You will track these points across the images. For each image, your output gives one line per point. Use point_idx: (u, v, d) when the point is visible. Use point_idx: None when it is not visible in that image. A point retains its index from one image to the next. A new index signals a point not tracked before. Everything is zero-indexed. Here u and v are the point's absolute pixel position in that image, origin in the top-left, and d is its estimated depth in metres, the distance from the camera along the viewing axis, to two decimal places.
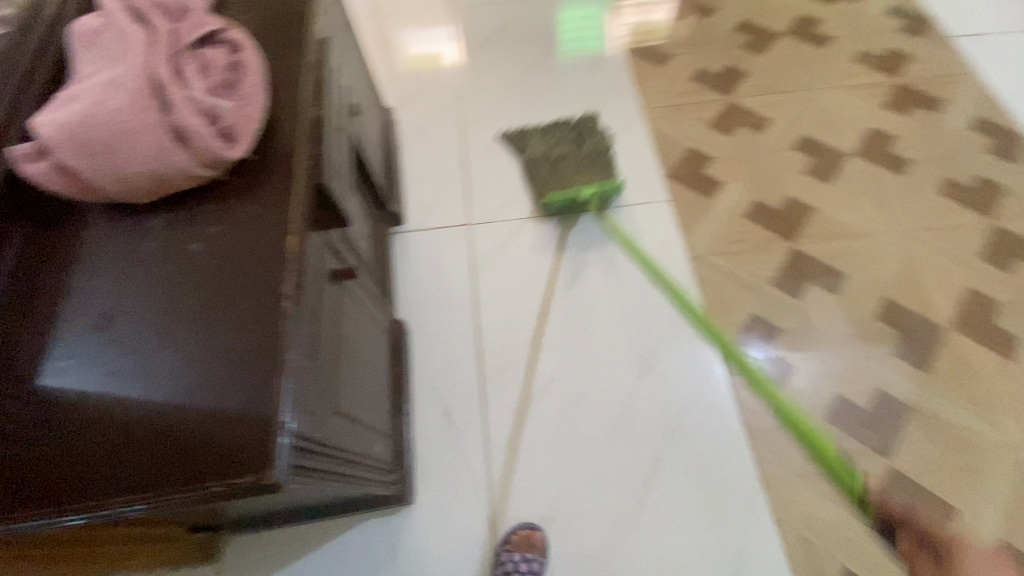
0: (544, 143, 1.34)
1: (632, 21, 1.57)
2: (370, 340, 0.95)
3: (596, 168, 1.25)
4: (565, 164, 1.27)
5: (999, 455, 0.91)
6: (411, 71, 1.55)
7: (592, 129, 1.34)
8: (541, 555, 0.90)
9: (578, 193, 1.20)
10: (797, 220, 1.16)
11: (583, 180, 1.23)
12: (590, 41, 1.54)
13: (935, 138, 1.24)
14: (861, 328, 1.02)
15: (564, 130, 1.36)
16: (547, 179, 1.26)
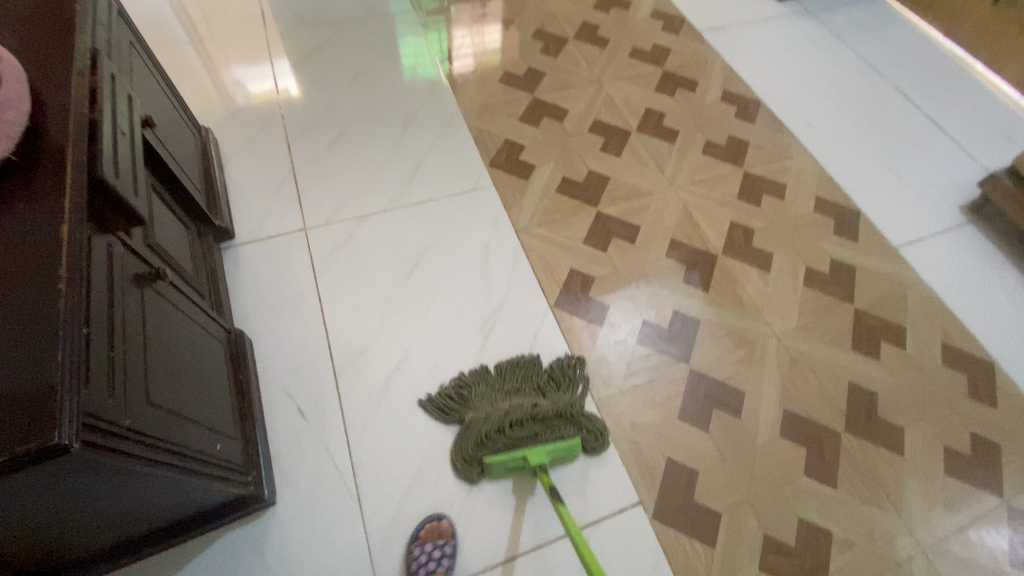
0: (496, 393, 1.12)
1: (468, 45, 1.82)
2: (205, 348, 0.96)
3: (554, 450, 1.03)
4: (517, 434, 1.04)
5: (768, 341, 1.26)
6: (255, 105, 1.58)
7: (559, 393, 1.12)
8: (451, 538, 0.98)
9: (525, 453, 1.01)
10: (598, 188, 1.50)
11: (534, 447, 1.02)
12: (426, 67, 1.74)
13: (696, 112, 1.71)
14: (644, 264, 1.36)
15: (531, 376, 1.15)
16: (491, 436, 1.04)
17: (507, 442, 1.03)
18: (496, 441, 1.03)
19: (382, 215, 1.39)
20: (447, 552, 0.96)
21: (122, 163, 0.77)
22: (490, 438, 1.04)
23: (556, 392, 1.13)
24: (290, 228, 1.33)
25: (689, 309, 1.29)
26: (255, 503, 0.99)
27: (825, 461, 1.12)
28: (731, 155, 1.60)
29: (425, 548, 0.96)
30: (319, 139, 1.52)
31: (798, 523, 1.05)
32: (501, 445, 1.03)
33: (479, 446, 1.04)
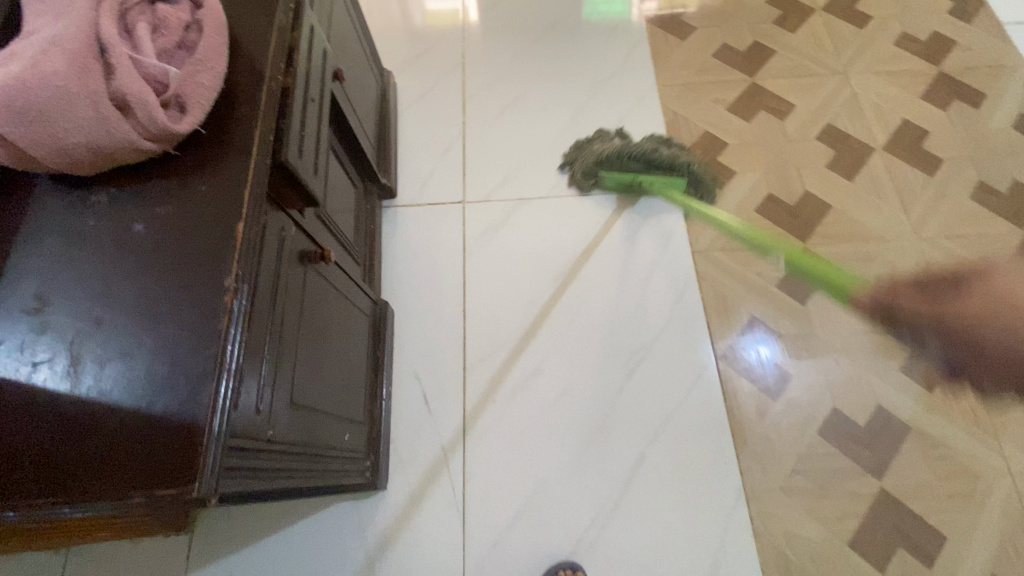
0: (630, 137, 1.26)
1: None
2: (351, 328, 0.93)
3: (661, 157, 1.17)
4: (634, 162, 1.19)
5: (1002, 481, 0.95)
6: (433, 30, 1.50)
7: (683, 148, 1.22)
8: None
9: (635, 176, 1.18)
10: (811, 218, 1.20)
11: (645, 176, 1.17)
12: (615, 6, 1.52)
13: (973, 138, 1.28)
14: (849, 331, 1.08)
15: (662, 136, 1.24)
16: (610, 154, 1.20)
17: (622, 164, 1.19)
18: (613, 162, 1.20)
19: (546, 198, 1.25)
20: None
21: (306, 137, 0.70)
22: (609, 158, 1.20)
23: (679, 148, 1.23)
24: (449, 196, 1.25)
25: (897, 407, 1.01)
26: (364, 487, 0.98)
27: None
28: (1011, 209, 1.19)
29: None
30: (496, 96, 1.38)
31: None
32: (617, 163, 1.20)
33: (598, 164, 1.21)
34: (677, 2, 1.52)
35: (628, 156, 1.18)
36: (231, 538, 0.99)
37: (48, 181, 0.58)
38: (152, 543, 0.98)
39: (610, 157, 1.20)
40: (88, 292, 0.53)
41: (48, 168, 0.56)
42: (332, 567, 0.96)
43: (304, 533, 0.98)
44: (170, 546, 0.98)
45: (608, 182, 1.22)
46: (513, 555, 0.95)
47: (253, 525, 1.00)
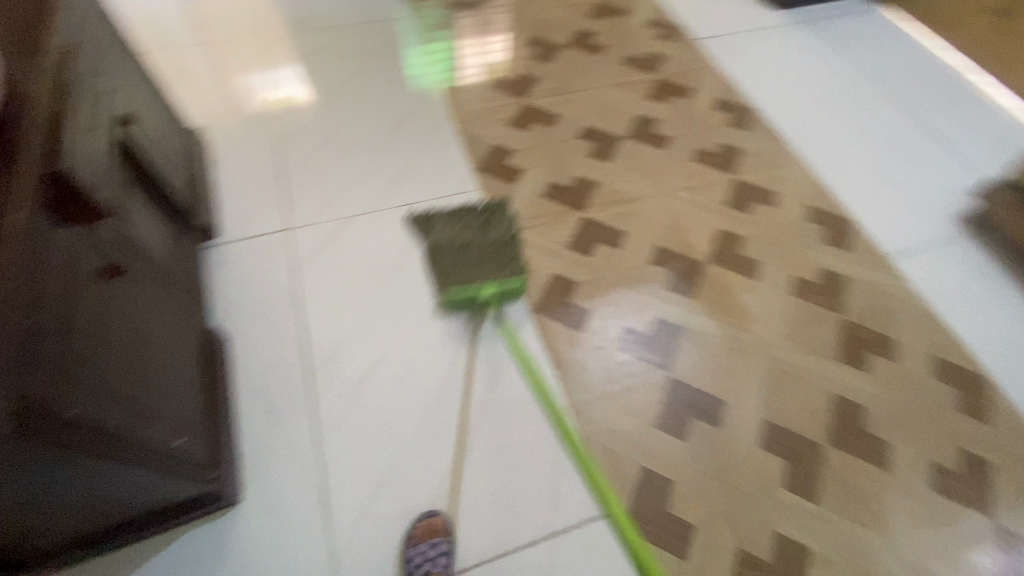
0: (449, 225, 1.35)
1: (475, 55, 1.82)
2: (176, 344, 0.97)
3: (496, 258, 1.26)
4: (470, 273, 1.23)
5: (754, 352, 1.23)
6: (239, 98, 1.65)
7: (503, 226, 1.35)
8: (447, 538, 0.96)
9: (478, 291, 1.21)
10: (585, 194, 1.49)
11: (485, 274, 1.23)
12: (441, 76, 1.75)
13: (688, 119, 1.70)
14: (626, 270, 1.35)
15: (470, 218, 1.37)
16: (448, 271, 1.25)
17: (463, 278, 1.22)
18: (453, 281, 1.22)
19: (365, 216, 1.39)
20: (444, 551, 0.94)
21: (84, 155, 0.78)
22: (446, 271, 1.25)
23: (494, 229, 1.34)
24: (272, 228, 1.34)
25: (670, 317, 1.27)
26: (219, 502, 0.98)
27: (806, 474, 1.08)
28: (721, 163, 1.59)
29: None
30: (307, 141, 1.54)
31: (773, 538, 1.01)
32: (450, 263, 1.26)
33: (436, 278, 1.25)
34: (494, 68, 1.80)
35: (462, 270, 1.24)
36: None
37: None
38: None
39: (447, 280, 1.23)
40: None
41: None
42: None
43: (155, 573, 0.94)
44: None
45: (454, 301, 1.21)
46: (380, 520, 1.00)
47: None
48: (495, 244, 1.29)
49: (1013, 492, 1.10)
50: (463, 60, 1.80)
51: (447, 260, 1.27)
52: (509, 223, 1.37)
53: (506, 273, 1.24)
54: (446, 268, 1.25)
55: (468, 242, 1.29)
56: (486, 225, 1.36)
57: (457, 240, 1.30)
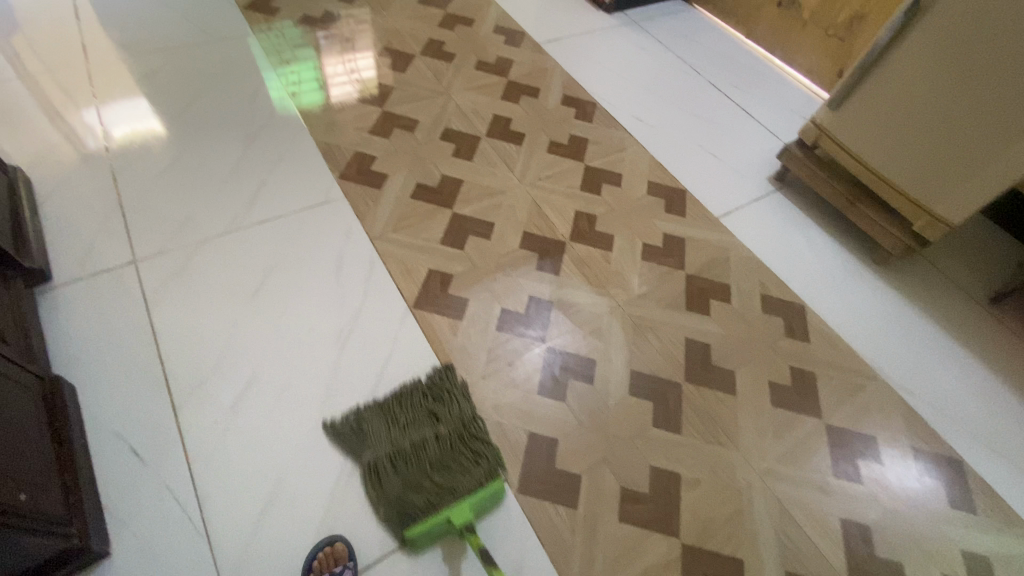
0: (391, 425, 1.09)
1: (342, 74, 1.83)
2: (8, 394, 0.87)
3: (461, 476, 1.03)
4: (430, 490, 1.00)
5: (617, 313, 1.37)
6: (63, 131, 1.51)
7: (454, 405, 1.14)
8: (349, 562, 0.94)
9: (447, 518, 0.97)
10: (451, 191, 1.56)
11: (452, 494, 1.00)
12: (308, 96, 1.73)
13: (540, 115, 1.84)
14: (498, 257, 1.43)
15: (414, 404, 1.13)
16: (404, 496, 1.00)
17: (425, 509, 0.98)
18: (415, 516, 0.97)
19: (226, 238, 1.34)
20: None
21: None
22: (398, 488, 1.01)
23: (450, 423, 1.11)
24: (118, 262, 1.25)
25: (542, 294, 1.37)
26: (85, 556, 0.90)
27: (670, 410, 1.22)
28: (573, 151, 1.74)
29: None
30: (151, 168, 1.45)
31: (650, 471, 1.13)
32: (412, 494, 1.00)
33: (388, 508, 1.00)
34: (362, 85, 1.81)
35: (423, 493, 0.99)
36: None
37: None
38: None
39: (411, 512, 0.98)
40: None
41: None
42: None
43: None
44: None
45: (420, 543, 0.97)
46: (274, 539, 0.97)
47: None
48: (454, 440, 1.08)
49: (833, 394, 1.32)
50: (330, 79, 1.80)
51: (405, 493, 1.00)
52: (461, 387, 1.17)
53: (475, 477, 1.03)
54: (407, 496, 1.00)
55: (420, 453, 1.05)
56: (432, 403, 1.14)
57: (409, 452, 1.05)
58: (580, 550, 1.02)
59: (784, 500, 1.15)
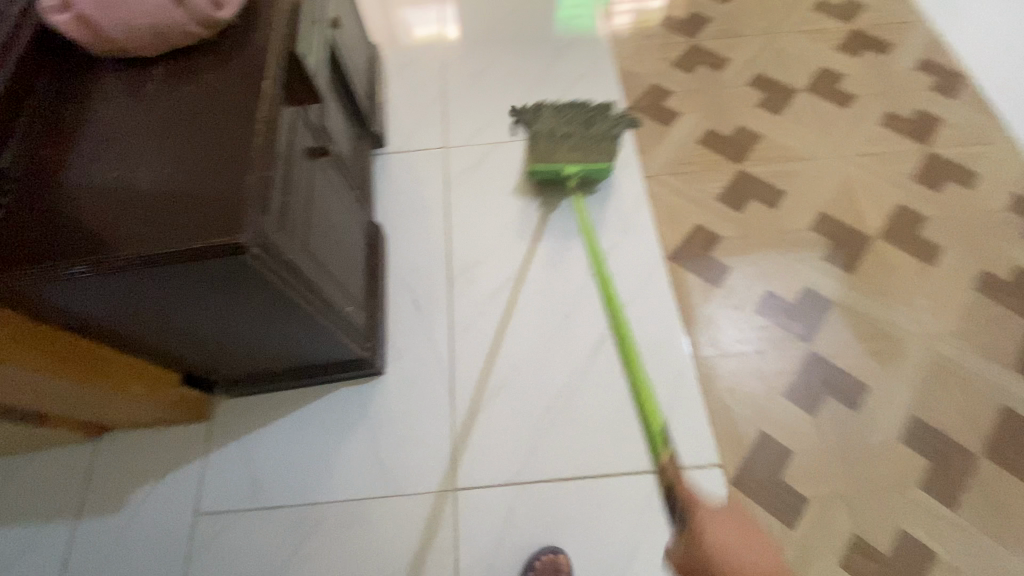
0: (558, 117, 1.33)
1: (629, 7, 1.70)
2: (349, 228, 1.08)
3: (588, 150, 1.28)
4: (558, 147, 1.28)
5: (914, 341, 1.11)
6: (413, 17, 1.74)
7: (611, 122, 1.31)
8: None
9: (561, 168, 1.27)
10: (745, 146, 1.40)
11: (574, 156, 1.28)
12: (582, 24, 1.67)
13: (882, 77, 1.49)
14: (779, 232, 1.26)
15: (579, 110, 1.35)
16: (538, 147, 1.30)
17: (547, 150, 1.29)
18: (540, 143, 1.30)
19: (517, 144, 1.43)
20: None
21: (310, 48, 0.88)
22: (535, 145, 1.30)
23: (601, 122, 1.32)
24: (433, 142, 1.44)
25: (819, 287, 1.18)
26: (367, 370, 1.12)
27: (950, 479, 0.99)
28: (916, 132, 1.39)
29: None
30: (470, 63, 1.61)
31: (898, 533, 0.95)
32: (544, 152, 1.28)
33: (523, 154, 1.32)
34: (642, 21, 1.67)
35: (553, 134, 1.31)
36: (246, 423, 1.11)
37: (113, 69, 0.76)
38: (172, 433, 1.11)
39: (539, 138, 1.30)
40: (149, 130, 0.70)
41: (121, 48, 0.74)
42: (338, 443, 1.08)
43: (309, 418, 1.11)
44: (191, 435, 1.11)
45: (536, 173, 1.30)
46: (496, 419, 1.08)
47: (266, 412, 1.12)
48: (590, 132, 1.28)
49: None
50: (611, 11, 1.69)
51: (541, 126, 1.31)
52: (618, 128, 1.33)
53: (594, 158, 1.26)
54: (541, 138, 1.30)
55: (563, 127, 1.31)
56: (597, 116, 1.34)
57: (556, 131, 1.30)
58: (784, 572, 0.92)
59: None
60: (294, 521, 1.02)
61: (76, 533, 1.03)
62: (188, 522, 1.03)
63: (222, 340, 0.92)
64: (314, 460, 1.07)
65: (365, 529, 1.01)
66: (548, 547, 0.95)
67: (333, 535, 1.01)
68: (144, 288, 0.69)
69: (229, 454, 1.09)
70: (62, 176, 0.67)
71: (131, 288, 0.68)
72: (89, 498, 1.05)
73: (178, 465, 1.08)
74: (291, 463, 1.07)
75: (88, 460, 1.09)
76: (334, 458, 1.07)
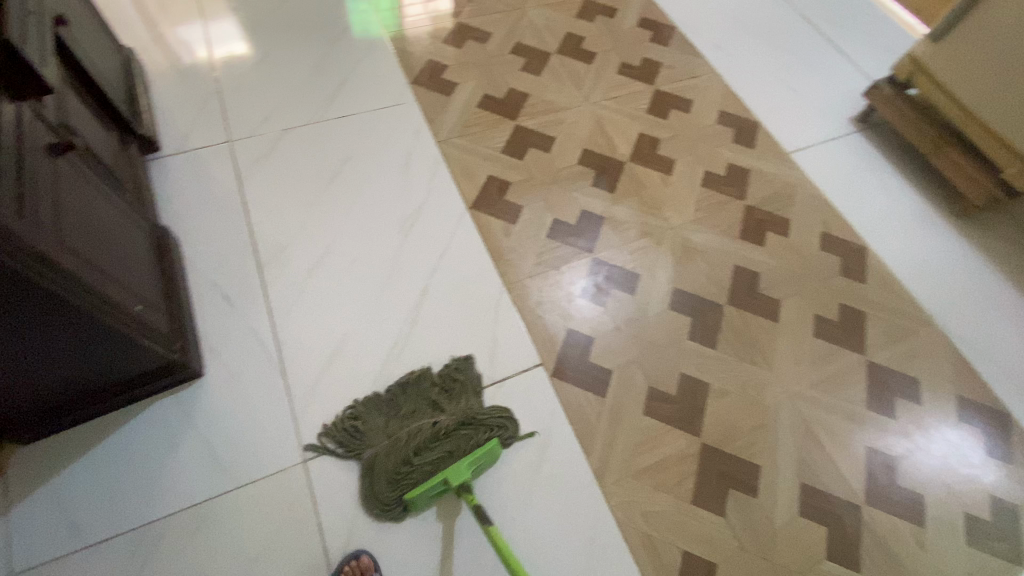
0: (388, 424, 1.06)
1: (421, 11, 1.78)
2: (127, 231, 1.03)
3: (459, 442, 1.02)
4: (424, 467, 0.99)
5: (667, 234, 1.39)
6: (171, 22, 1.65)
7: (454, 381, 1.11)
8: (373, 574, 0.93)
9: (443, 477, 0.96)
10: (517, 104, 1.59)
11: (447, 458, 1.00)
12: (379, 30, 1.70)
13: (614, 36, 1.81)
14: (557, 170, 1.47)
15: (410, 392, 1.10)
16: (401, 480, 0.98)
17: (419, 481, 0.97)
18: (407, 479, 0.98)
19: (308, 131, 1.46)
20: None
21: (40, 41, 0.84)
22: (402, 480, 0.98)
23: (448, 398, 1.09)
24: (217, 140, 1.40)
25: (593, 208, 1.41)
26: (185, 372, 1.07)
27: (709, 328, 1.25)
28: (644, 75, 1.71)
29: None
30: (244, 61, 1.58)
31: (679, 377, 1.18)
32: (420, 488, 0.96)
33: (388, 497, 0.98)
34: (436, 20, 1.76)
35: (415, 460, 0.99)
36: (48, 464, 1.00)
37: None
38: None
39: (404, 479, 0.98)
40: None
41: None
42: (166, 453, 1.02)
43: (126, 439, 1.03)
44: None
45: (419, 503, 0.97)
46: (335, 384, 1.12)
47: (73, 446, 1.02)
48: (449, 417, 1.05)
49: (881, 334, 1.30)
50: (405, 16, 1.75)
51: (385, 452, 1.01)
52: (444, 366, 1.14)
53: (472, 451, 1.00)
54: (400, 465, 0.99)
55: (413, 430, 1.03)
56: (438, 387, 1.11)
57: (410, 463, 1.00)
58: (603, 433, 1.10)
59: (811, 422, 1.18)
60: (129, 546, 0.95)
61: None
62: None
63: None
64: (141, 478, 1.00)
65: (214, 527, 0.97)
66: (350, 555, 0.95)
67: (177, 546, 0.95)
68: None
69: (33, 501, 0.97)
70: None
71: None
72: None
73: None
74: (112, 486, 0.99)
75: None
76: (164, 469, 1.01)
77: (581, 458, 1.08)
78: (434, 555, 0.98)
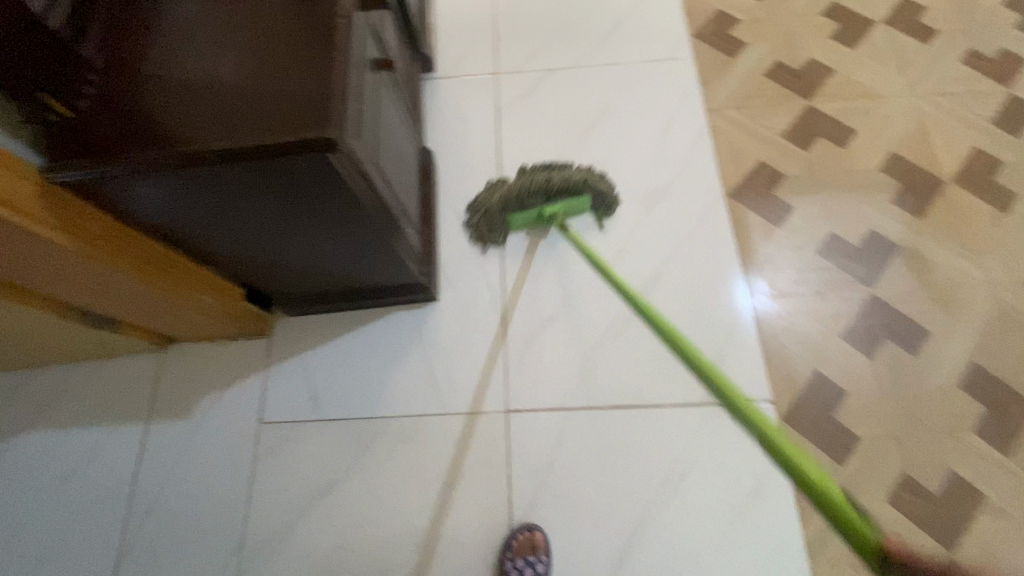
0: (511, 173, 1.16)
1: None
2: (406, 151, 1.07)
3: (565, 191, 1.13)
4: (529, 201, 1.12)
5: (980, 290, 1.08)
6: None
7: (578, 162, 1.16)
8: (545, 556, 0.94)
9: (541, 211, 1.12)
10: (815, 81, 1.32)
11: (553, 196, 1.12)
12: None
13: (970, 10, 1.38)
14: (847, 173, 1.21)
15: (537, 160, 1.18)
16: (508, 205, 1.12)
17: (521, 206, 1.12)
18: (513, 205, 1.13)
19: (572, 72, 1.37)
20: (540, 571, 0.92)
21: None
22: (509, 206, 1.13)
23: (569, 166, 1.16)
24: (484, 69, 1.39)
25: (885, 231, 1.15)
26: (422, 295, 1.13)
27: (1007, 426, 0.98)
28: (1002, 70, 1.29)
29: (517, 563, 0.93)
30: None
31: (948, 473, 0.95)
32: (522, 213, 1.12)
33: (494, 217, 1.14)
34: None
35: (524, 194, 1.11)
36: (303, 342, 1.14)
37: None
38: (233, 347, 1.14)
39: (510, 202, 1.12)
40: (234, 32, 0.71)
41: None
42: (392, 364, 1.11)
43: (363, 339, 1.14)
44: (251, 350, 1.14)
45: (516, 225, 1.15)
46: (548, 348, 1.09)
47: (322, 333, 1.15)
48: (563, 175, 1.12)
49: None
50: None
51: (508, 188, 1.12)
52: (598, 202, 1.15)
53: (573, 197, 1.12)
54: (513, 199, 1.12)
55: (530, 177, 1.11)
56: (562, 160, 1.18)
57: (519, 198, 1.12)
58: None
59: None
60: (352, 436, 1.06)
61: (147, 440, 1.09)
62: (254, 428, 1.08)
63: (289, 256, 0.92)
64: (370, 379, 1.10)
65: (420, 446, 1.05)
66: (525, 526, 0.97)
67: (388, 451, 1.05)
68: (229, 190, 0.70)
69: (289, 370, 1.12)
70: (150, 74, 0.69)
71: (223, 191, 0.70)
72: (160, 402, 1.11)
73: (240, 378, 1.12)
74: (347, 378, 1.11)
75: (154, 368, 1.13)
76: (389, 378, 1.10)
77: (794, 521, 0.95)
78: (610, 556, 0.95)
